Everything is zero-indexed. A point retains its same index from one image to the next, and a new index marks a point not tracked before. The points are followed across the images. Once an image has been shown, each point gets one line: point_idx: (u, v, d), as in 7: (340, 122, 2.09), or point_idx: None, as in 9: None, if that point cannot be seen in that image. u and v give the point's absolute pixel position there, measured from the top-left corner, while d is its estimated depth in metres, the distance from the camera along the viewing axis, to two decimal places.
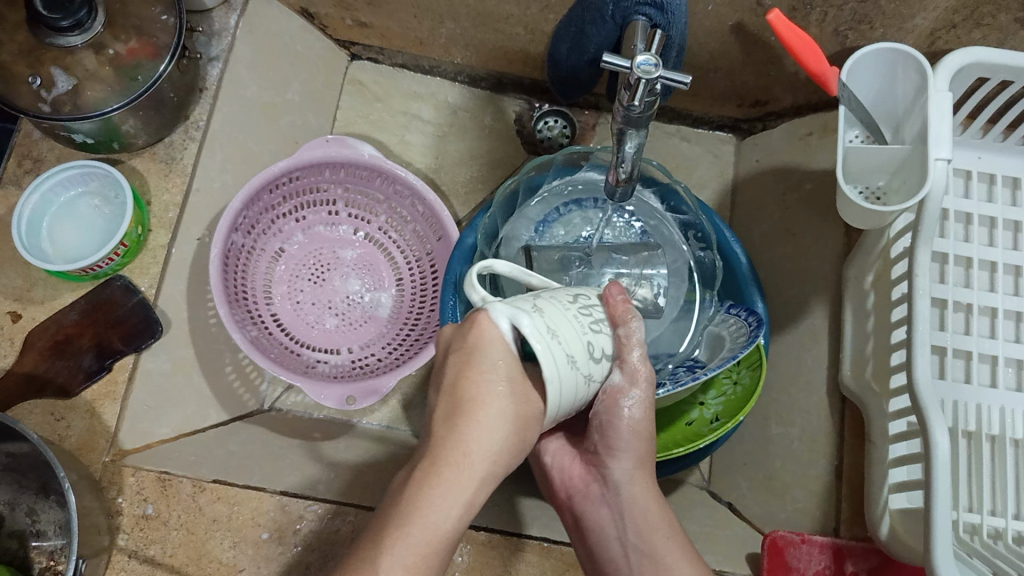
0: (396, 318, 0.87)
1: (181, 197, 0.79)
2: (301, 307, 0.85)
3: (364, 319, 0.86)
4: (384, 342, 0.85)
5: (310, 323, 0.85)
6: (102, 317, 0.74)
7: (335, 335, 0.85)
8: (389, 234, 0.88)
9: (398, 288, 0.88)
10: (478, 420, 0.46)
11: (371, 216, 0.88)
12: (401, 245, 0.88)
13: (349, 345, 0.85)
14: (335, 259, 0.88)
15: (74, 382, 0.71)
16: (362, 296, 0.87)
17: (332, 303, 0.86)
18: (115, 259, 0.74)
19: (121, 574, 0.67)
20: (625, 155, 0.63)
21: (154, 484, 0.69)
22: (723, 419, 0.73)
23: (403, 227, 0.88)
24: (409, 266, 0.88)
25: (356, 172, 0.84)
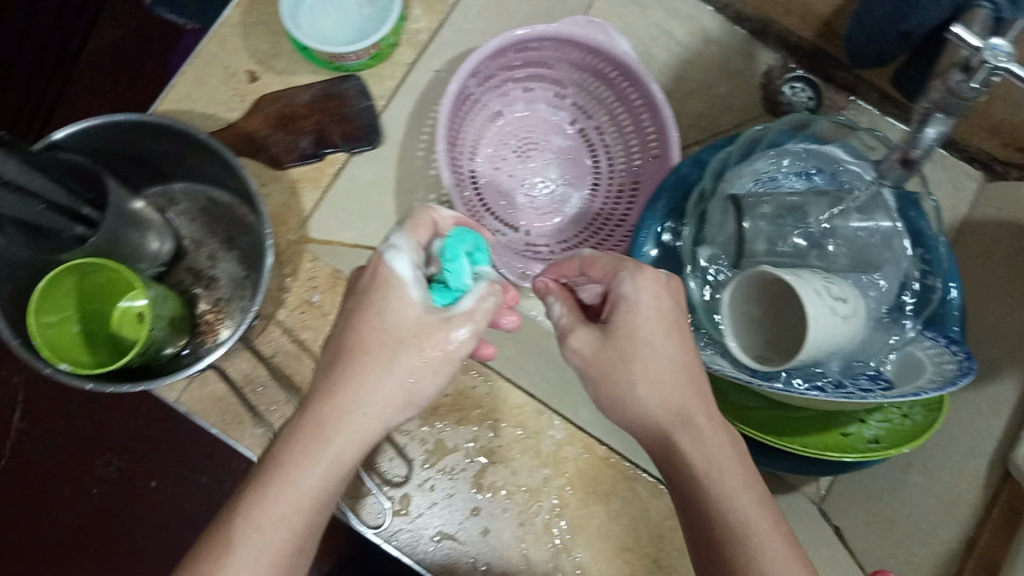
0: (581, 219, 0.85)
1: (437, 26, 0.78)
2: (498, 174, 0.85)
3: (552, 210, 0.85)
4: (563, 239, 0.85)
5: (501, 194, 0.84)
6: (331, 109, 0.73)
7: (519, 214, 0.85)
8: (603, 136, 0.86)
9: (593, 192, 0.86)
10: (373, 378, 0.51)
11: (594, 113, 0.86)
12: (612, 152, 0.86)
13: (528, 228, 0.85)
14: (544, 141, 0.86)
15: (286, 155, 0.73)
16: (556, 187, 0.86)
17: (526, 181, 0.86)
18: (363, 57, 0.73)
19: (271, 343, 0.70)
20: (922, 139, 0.59)
21: (327, 278, 0.71)
22: (885, 442, 0.69)
23: (621, 136, 0.85)
24: (611, 175, 0.86)
25: (600, 64, 0.81)
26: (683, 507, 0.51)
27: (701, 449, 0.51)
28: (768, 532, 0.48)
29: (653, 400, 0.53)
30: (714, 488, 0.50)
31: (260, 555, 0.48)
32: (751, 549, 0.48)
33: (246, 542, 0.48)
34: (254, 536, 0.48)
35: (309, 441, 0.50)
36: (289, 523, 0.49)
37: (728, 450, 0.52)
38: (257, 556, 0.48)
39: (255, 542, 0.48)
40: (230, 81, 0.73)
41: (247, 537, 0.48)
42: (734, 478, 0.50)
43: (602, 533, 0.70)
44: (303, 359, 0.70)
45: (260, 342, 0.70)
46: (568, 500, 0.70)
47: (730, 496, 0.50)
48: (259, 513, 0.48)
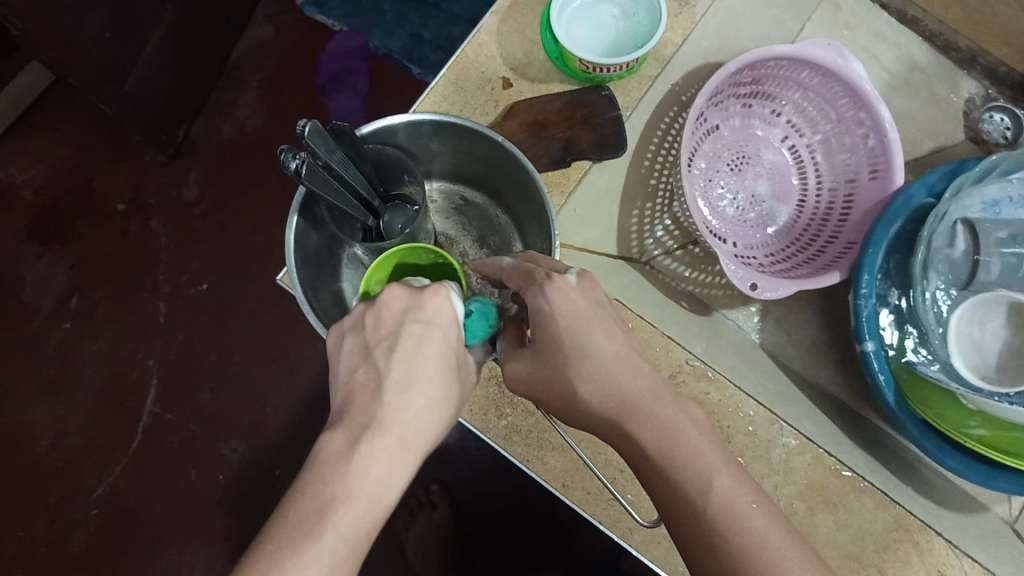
0: (787, 234, 0.87)
1: (681, 40, 0.81)
2: (710, 186, 0.88)
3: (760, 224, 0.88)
4: (768, 252, 0.87)
5: (712, 206, 0.87)
6: (578, 117, 0.76)
7: (728, 225, 0.87)
8: (814, 155, 0.88)
9: (800, 208, 0.88)
10: (417, 393, 0.48)
11: (807, 131, 0.87)
12: (822, 171, 0.87)
13: (736, 240, 0.87)
14: (755, 156, 0.89)
15: (538, 159, 0.75)
16: (764, 201, 0.88)
17: (735, 194, 0.88)
18: (620, 69, 0.75)
19: None
20: None
21: None
22: None
23: (835, 155, 0.86)
24: (819, 193, 0.87)
25: (827, 86, 0.83)
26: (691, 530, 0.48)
27: (657, 419, 0.50)
28: None
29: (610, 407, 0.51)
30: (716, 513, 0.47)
31: (349, 524, 0.42)
32: None
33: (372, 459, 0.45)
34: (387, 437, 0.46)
35: (366, 387, 0.48)
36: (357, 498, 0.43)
37: (731, 493, 0.47)
38: (328, 557, 0.41)
39: (380, 481, 0.44)
40: (485, 86, 0.77)
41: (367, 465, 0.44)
42: (700, 464, 0.49)
43: (829, 540, 0.73)
44: None
45: None
46: (796, 509, 0.74)
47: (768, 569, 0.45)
48: (375, 445, 0.45)
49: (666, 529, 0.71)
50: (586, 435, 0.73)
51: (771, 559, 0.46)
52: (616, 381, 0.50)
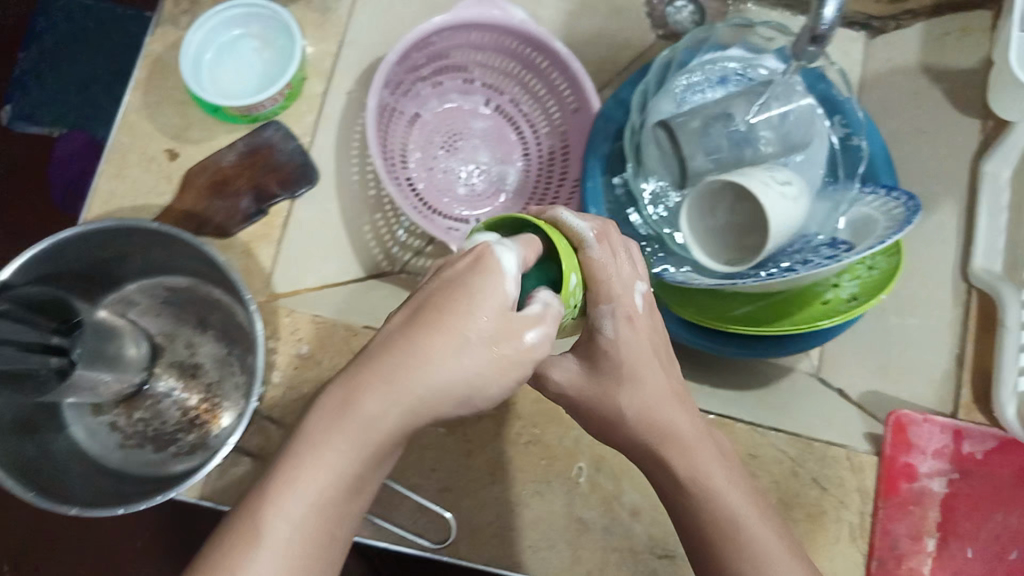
0: (523, 191, 0.88)
1: (336, 49, 0.77)
2: (433, 173, 0.86)
3: (495, 191, 0.87)
4: (512, 215, 0.86)
5: (443, 191, 0.85)
6: (259, 162, 0.73)
7: (465, 204, 0.86)
8: (519, 107, 0.89)
9: (526, 162, 0.89)
10: (457, 355, 0.41)
11: (504, 88, 0.88)
12: (531, 119, 0.89)
13: (478, 215, 0.86)
14: (466, 128, 0.88)
15: (231, 222, 0.72)
16: (490, 168, 0.88)
17: (462, 172, 0.87)
18: (279, 100, 0.73)
19: (275, 406, 0.70)
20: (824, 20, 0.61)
21: (309, 325, 0.72)
22: (862, 297, 0.74)
23: (536, 101, 0.88)
24: (538, 141, 0.89)
25: (500, 41, 0.83)
26: (673, 492, 0.55)
27: (686, 459, 0.55)
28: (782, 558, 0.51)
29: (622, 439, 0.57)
30: (688, 466, 0.54)
31: (290, 528, 0.39)
32: (759, 551, 0.51)
33: (329, 456, 0.40)
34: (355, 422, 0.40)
35: (331, 412, 0.40)
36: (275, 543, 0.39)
37: (709, 451, 0.55)
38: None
39: (279, 518, 0.39)
40: (151, 166, 0.72)
41: (323, 457, 0.40)
42: (686, 436, 0.55)
43: None
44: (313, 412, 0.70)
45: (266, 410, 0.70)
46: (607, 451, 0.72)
47: (742, 517, 0.52)
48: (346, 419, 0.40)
49: (486, 528, 0.69)
50: None
51: (757, 529, 0.52)
52: (659, 410, 0.56)
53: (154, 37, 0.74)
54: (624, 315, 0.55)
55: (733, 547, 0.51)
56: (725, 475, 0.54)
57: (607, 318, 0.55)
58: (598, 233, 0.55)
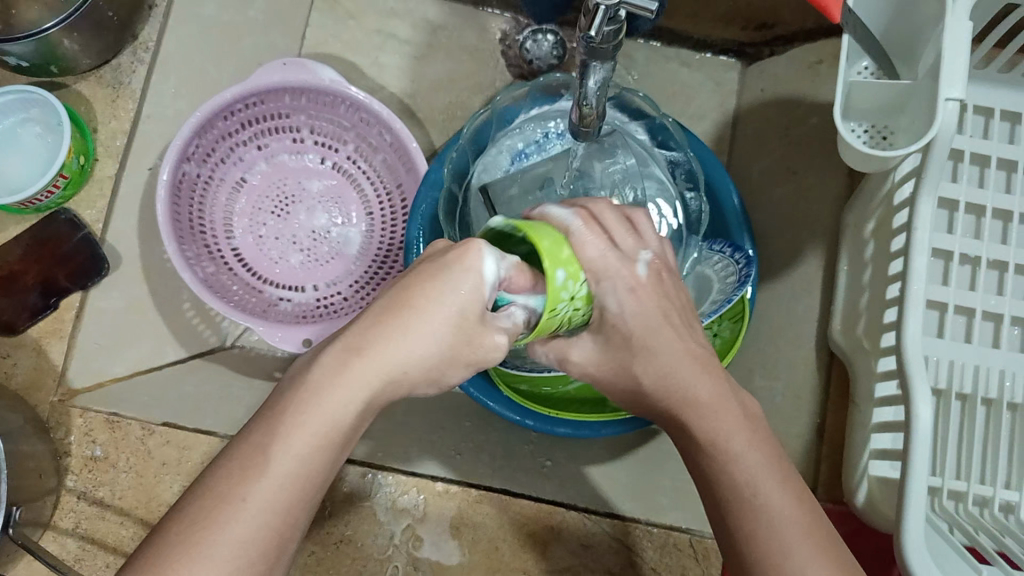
0: (366, 254, 0.81)
1: (130, 125, 0.75)
2: (264, 241, 0.81)
3: (332, 256, 0.81)
4: (352, 280, 0.80)
5: (274, 260, 0.80)
6: (46, 255, 0.71)
7: (300, 272, 0.81)
8: (358, 165, 0.82)
9: (369, 222, 0.82)
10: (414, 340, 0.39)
11: (338, 144, 0.82)
12: (371, 176, 0.82)
13: (315, 282, 0.81)
14: (300, 190, 0.82)
15: (19, 318, 0.70)
16: (329, 230, 0.82)
17: (297, 237, 0.81)
18: (57, 190, 0.69)
19: (71, 515, 0.67)
20: (586, 90, 0.55)
21: (103, 425, 0.69)
22: None
23: (373, 157, 0.81)
24: (379, 199, 0.82)
25: (318, 98, 0.77)
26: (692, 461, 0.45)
27: (703, 420, 0.45)
28: (803, 537, 0.40)
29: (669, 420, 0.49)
30: (703, 422, 0.45)
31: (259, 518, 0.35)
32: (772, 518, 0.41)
33: (292, 437, 0.37)
34: (304, 441, 0.37)
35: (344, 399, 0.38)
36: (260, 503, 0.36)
37: (732, 404, 0.45)
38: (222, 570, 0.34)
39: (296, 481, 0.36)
40: None
41: (276, 452, 0.36)
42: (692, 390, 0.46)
43: (466, 564, 0.69)
44: (108, 517, 0.67)
45: (59, 519, 0.67)
46: (422, 548, 0.69)
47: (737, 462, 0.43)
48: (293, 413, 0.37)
49: None
50: None
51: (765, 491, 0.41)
52: (675, 379, 0.47)
53: None
54: (625, 285, 0.46)
55: (748, 519, 0.41)
56: (751, 435, 0.44)
57: (610, 294, 0.46)
58: (582, 219, 0.46)
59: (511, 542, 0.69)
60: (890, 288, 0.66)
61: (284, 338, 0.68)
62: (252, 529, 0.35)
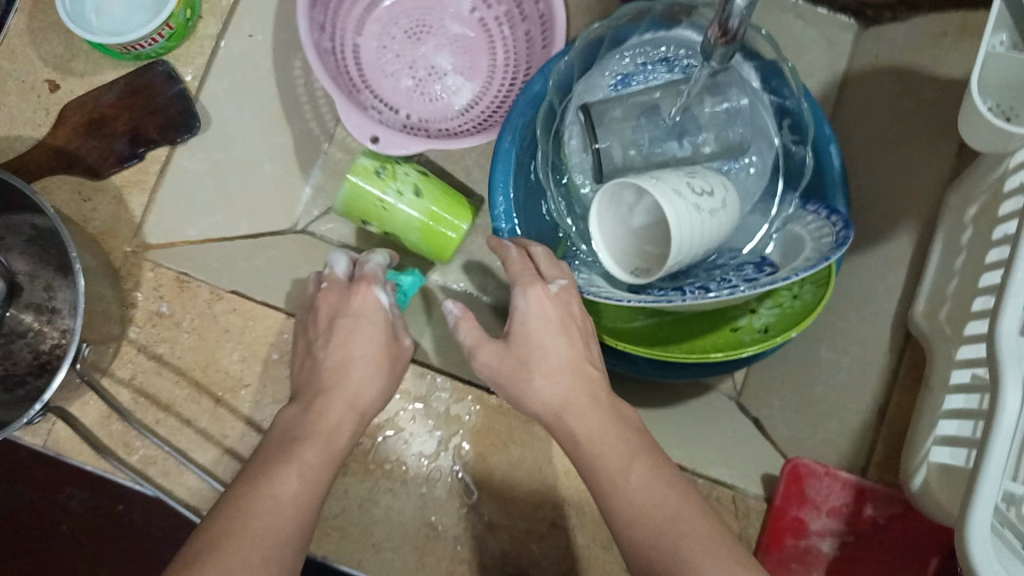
0: (471, 113, 0.83)
1: None
2: (384, 51, 0.84)
3: (434, 98, 0.83)
4: (449, 124, 0.82)
5: (387, 75, 0.83)
6: (140, 102, 0.69)
7: (402, 94, 0.83)
8: (497, 16, 0.83)
9: (486, 83, 0.84)
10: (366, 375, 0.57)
11: (492, 1, 0.83)
12: (508, 45, 0.83)
13: (408, 111, 0.83)
14: (437, 23, 0.84)
15: (103, 164, 0.69)
16: (446, 71, 0.83)
17: (414, 55, 0.84)
18: (160, 40, 0.68)
19: (129, 365, 0.67)
20: (732, 7, 0.53)
21: (171, 283, 0.68)
22: (773, 332, 0.66)
23: (517, 27, 0.83)
24: (506, 66, 0.83)
25: None
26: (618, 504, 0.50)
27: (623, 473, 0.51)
28: None
29: (545, 388, 0.55)
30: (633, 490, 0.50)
31: (285, 494, 0.49)
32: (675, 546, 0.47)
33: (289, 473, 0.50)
34: (311, 449, 0.52)
35: (346, 340, 0.58)
36: (253, 533, 0.46)
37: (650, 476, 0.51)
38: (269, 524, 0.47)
39: (287, 495, 0.49)
40: (29, 96, 0.69)
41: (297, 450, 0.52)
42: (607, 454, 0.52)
43: (506, 482, 0.70)
44: (165, 374, 0.68)
45: (116, 367, 0.67)
46: (468, 455, 0.71)
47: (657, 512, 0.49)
48: (295, 442, 0.52)
49: (330, 520, 0.69)
50: (197, 450, 0.66)
51: None
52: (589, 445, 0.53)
53: None
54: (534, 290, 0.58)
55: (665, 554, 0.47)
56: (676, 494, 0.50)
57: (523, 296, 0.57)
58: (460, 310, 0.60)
59: (559, 469, 0.70)
60: (984, 276, 0.63)
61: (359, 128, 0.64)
62: (273, 519, 0.47)
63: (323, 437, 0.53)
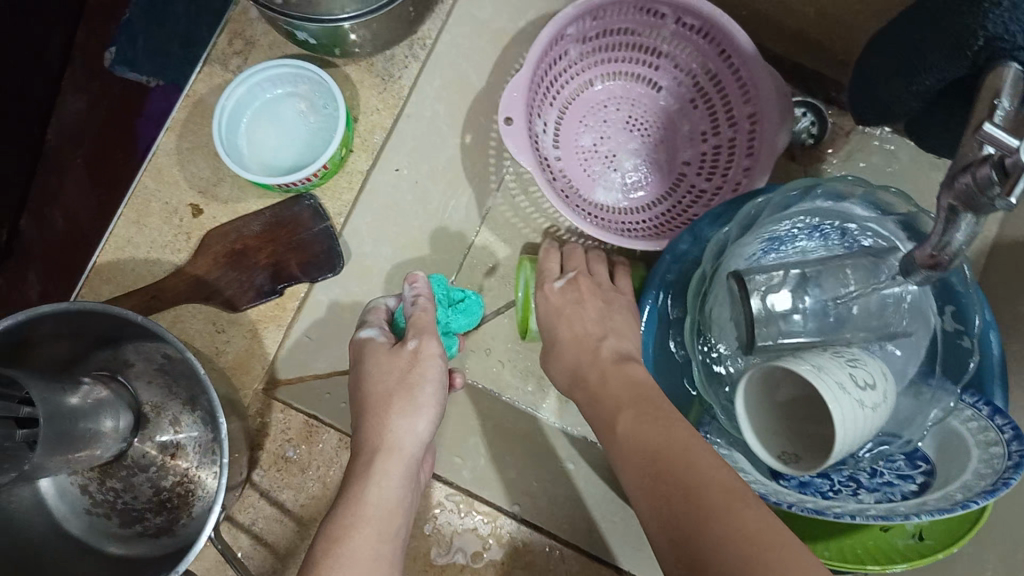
0: (609, 206, 0.82)
1: (391, 122, 0.74)
2: (598, 98, 0.83)
3: (591, 171, 0.83)
4: (585, 198, 0.81)
5: (580, 120, 0.83)
6: (283, 236, 0.67)
7: (571, 143, 0.83)
8: (705, 157, 0.82)
9: (645, 203, 0.83)
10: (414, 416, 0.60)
11: (706, 144, 0.82)
12: (690, 190, 0.82)
13: (564, 159, 0.82)
14: (649, 122, 0.83)
15: (242, 297, 0.66)
16: (620, 164, 0.83)
17: (608, 134, 0.83)
18: (313, 179, 0.66)
19: (249, 509, 0.65)
20: (951, 241, 0.50)
21: (300, 428, 0.67)
22: (930, 540, 0.62)
23: (706, 179, 0.81)
24: (671, 203, 0.82)
25: (744, 88, 0.77)
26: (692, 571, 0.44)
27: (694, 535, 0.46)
28: None
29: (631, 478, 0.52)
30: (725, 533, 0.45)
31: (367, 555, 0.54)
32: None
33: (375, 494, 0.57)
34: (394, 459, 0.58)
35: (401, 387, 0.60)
36: None
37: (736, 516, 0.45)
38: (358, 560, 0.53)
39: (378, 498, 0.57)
40: (172, 220, 0.68)
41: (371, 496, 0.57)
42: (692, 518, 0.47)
43: None
44: (287, 522, 0.65)
45: (237, 511, 0.65)
46: None
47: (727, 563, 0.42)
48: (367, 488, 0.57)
49: None
50: None
51: None
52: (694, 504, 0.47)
53: (202, 74, 0.70)
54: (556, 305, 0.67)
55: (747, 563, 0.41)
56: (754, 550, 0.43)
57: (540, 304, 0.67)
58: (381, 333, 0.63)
59: None
60: None
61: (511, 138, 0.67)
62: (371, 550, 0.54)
63: (395, 440, 0.59)
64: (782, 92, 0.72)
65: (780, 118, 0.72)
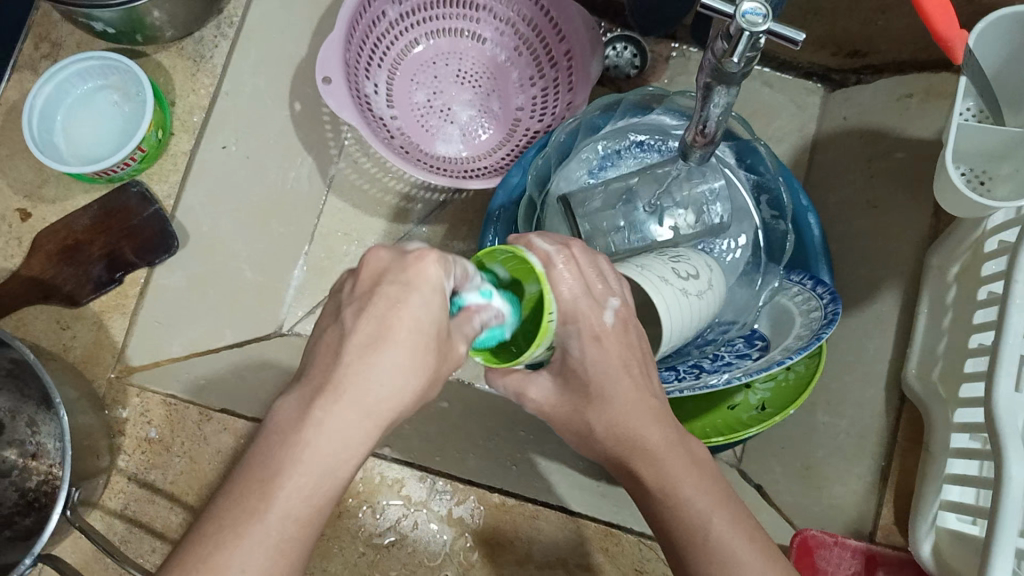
0: (446, 157, 0.83)
1: (208, 100, 0.77)
2: (424, 56, 0.85)
3: (426, 126, 0.84)
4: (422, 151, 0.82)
5: (409, 81, 0.84)
6: (116, 223, 0.72)
7: (404, 103, 0.84)
8: (534, 100, 0.84)
9: (482, 151, 0.84)
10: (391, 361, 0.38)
11: (533, 88, 0.84)
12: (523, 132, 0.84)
13: (398, 119, 0.83)
14: (476, 75, 0.85)
15: (81, 291, 0.71)
16: (452, 117, 0.85)
17: (440, 89, 0.85)
18: (132, 163, 0.71)
19: (120, 495, 0.67)
20: (709, 113, 0.53)
21: (159, 408, 0.68)
22: (770, 408, 0.67)
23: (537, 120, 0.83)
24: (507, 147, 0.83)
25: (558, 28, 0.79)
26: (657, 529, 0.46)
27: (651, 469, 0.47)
28: None
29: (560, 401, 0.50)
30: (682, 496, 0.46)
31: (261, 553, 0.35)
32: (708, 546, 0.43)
33: (293, 473, 0.36)
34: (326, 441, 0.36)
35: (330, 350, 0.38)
36: None
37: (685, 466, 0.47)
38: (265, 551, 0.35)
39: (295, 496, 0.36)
40: (2, 227, 0.73)
41: (275, 494, 0.36)
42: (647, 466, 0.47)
43: None
44: (159, 501, 0.66)
45: (107, 498, 0.66)
46: (474, 558, 0.69)
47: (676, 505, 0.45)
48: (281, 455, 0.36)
49: None
50: None
51: None
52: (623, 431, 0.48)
53: (13, 82, 0.76)
54: (588, 332, 0.48)
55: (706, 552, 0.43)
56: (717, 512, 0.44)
57: (573, 338, 0.48)
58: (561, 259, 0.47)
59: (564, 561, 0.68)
60: (973, 338, 0.64)
61: (332, 95, 0.69)
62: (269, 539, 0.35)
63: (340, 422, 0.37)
64: (590, 24, 0.75)
65: (591, 49, 0.76)
